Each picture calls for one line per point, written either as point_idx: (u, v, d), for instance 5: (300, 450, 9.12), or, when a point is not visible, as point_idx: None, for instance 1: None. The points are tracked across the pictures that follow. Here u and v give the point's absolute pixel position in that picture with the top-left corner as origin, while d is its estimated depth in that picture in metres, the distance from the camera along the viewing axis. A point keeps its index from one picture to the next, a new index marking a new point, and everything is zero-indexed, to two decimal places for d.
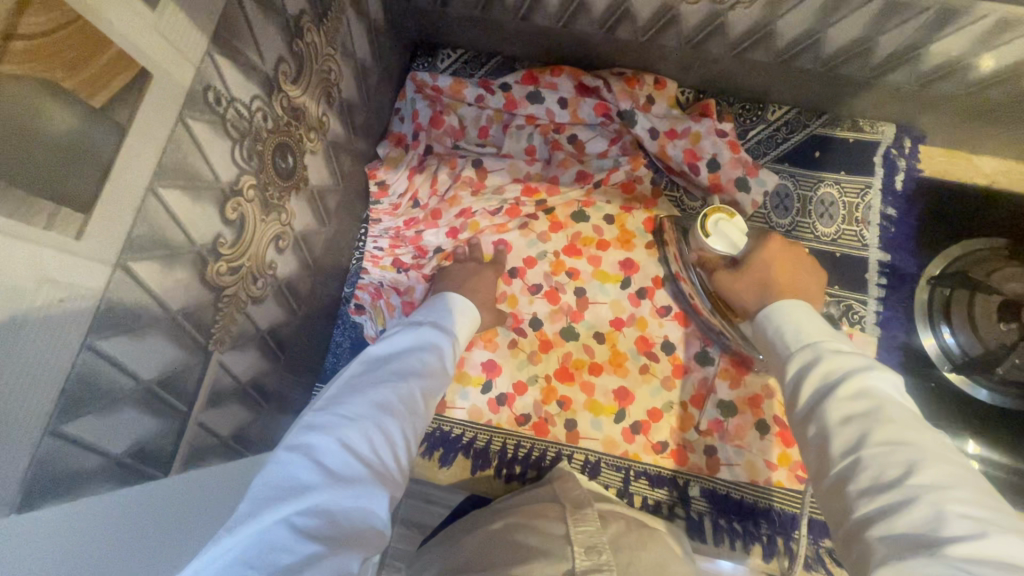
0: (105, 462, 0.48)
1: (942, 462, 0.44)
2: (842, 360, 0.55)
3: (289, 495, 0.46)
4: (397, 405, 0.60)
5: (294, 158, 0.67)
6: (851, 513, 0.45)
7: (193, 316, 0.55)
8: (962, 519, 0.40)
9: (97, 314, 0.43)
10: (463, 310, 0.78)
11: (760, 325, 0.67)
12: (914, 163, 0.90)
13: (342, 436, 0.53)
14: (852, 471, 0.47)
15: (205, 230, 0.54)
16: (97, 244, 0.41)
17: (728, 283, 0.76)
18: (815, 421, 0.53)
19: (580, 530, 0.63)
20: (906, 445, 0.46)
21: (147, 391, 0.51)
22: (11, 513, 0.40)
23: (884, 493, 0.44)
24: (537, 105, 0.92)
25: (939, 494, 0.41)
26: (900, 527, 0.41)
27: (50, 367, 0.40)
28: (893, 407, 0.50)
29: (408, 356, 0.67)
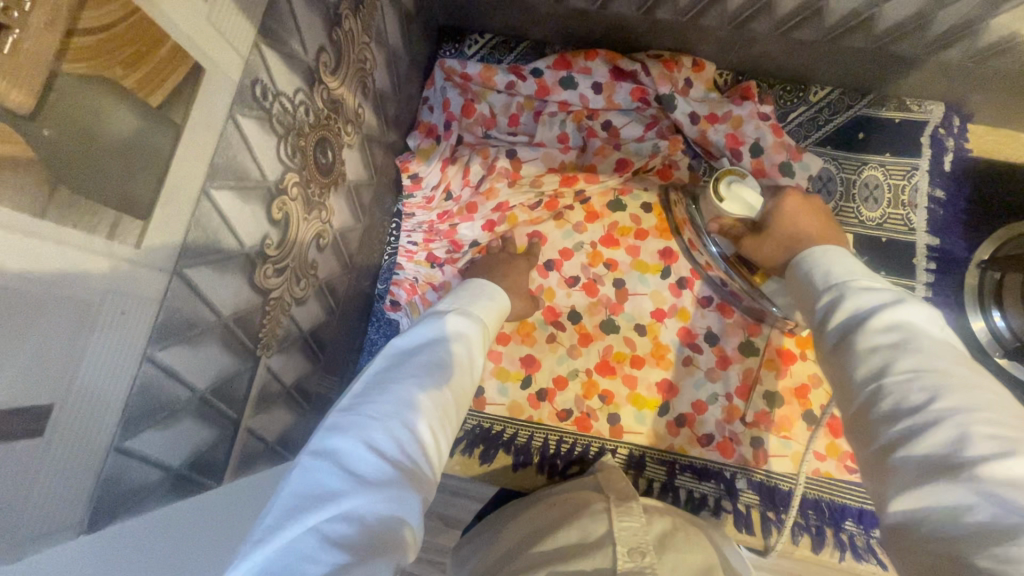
0: (165, 476, 0.47)
1: (974, 387, 0.41)
2: (872, 295, 0.51)
3: (316, 500, 0.42)
4: (427, 400, 0.54)
5: (333, 152, 0.65)
6: (872, 440, 0.43)
7: (243, 320, 0.53)
8: (989, 439, 0.37)
9: (157, 325, 0.41)
10: (491, 296, 0.74)
11: (788, 268, 0.62)
12: (962, 143, 0.87)
13: (367, 435, 0.48)
14: (875, 400, 0.44)
15: (253, 231, 0.51)
16: (154, 251, 0.39)
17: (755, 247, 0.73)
18: (840, 357, 0.49)
19: (622, 527, 0.59)
20: (932, 370, 0.42)
21: (203, 400, 0.49)
22: (80, 534, 0.38)
23: (907, 417, 0.41)
24: (571, 90, 0.89)
25: (967, 414, 0.38)
26: (923, 453, 0.38)
27: (116, 380, 0.38)
28: (926, 339, 0.46)
29: (435, 348, 0.61)
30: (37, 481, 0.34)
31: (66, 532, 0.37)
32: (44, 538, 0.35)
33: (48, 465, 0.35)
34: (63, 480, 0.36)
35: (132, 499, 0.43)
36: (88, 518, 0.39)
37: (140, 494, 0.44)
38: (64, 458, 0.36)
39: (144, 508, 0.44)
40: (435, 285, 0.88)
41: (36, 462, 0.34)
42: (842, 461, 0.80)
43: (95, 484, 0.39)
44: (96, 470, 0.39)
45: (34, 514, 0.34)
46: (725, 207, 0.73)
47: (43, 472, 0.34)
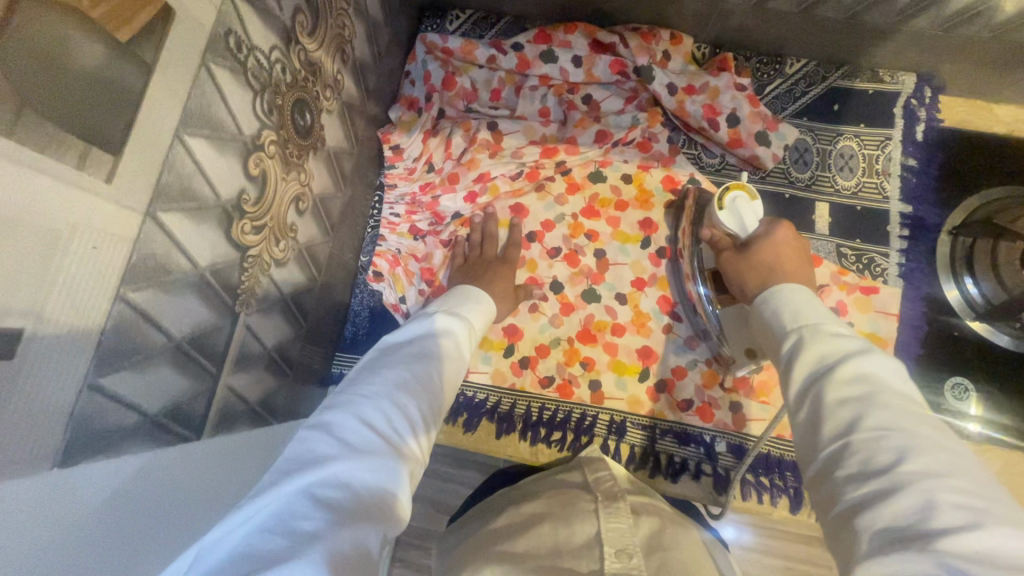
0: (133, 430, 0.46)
1: (939, 452, 0.39)
2: (838, 343, 0.50)
3: (308, 464, 0.41)
4: (415, 385, 0.54)
5: (312, 115, 0.65)
6: (836, 502, 0.40)
7: (220, 274, 0.53)
8: (956, 509, 0.35)
9: (130, 265, 0.42)
10: (478, 301, 0.74)
11: (755, 308, 0.63)
12: (934, 113, 0.89)
13: (360, 411, 0.48)
14: (839, 459, 0.42)
15: (229, 184, 0.52)
16: (126, 189, 0.40)
17: (732, 262, 0.72)
18: (806, 408, 0.47)
19: (611, 526, 0.55)
20: (899, 430, 0.41)
21: (180, 349, 0.50)
22: (56, 467, 0.39)
23: (871, 480, 0.39)
24: (551, 64, 0.90)
25: (932, 481, 0.37)
26: (887, 517, 0.36)
27: (87, 316, 0.39)
28: (891, 395, 0.44)
29: (427, 339, 0.61)
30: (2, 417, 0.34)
31: (43, 464, 0.37)
32: (22, 468, 0.36)
33: (21, 390, 0.35)
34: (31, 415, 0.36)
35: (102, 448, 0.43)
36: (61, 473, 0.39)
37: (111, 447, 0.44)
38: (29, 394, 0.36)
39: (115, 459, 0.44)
40: (418, 257, 0.89)
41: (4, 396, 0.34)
42: None
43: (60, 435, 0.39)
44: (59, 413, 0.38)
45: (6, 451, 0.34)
46: (722, 216, 0.74)
47: (17, 395, 0.34)
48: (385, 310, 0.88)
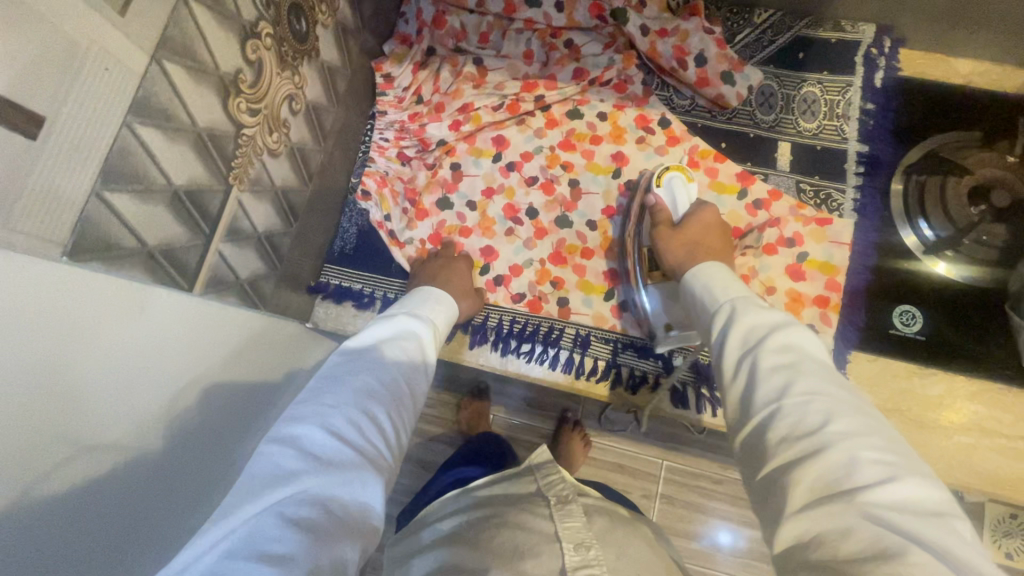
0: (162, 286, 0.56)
1: (856, 412, 0.46)
2: (765, 317, 0.56)
3: (278, 481, 0.45)
4: (380, 392, 0.58)
5: (307, 23, 0.73)
6: (766, 462, 0.46)
7: (216, 140, 0.60)
8: (874, 464, 0.42)
9: (136, 98, 0.49)
10: (441, 297, 0.80)
11: (685, 287, 0.70)
12: (892, 63, 0.95)
13: (326, 421, 0.51)
14: (773, 420, 0.47)
15: (227, 59, 0.59)
16: (135, 28, 0.47)
17: (666, 236, 0.80)
18: (741, 377, 0.52)
19: (567, 525, 0.58)
20: (824, 394, 0.47)
21: (176, 196, 0.57)
22: (63, 259, 0.45)
23: (801, 440, 0.45)
24: (535, 8, 0.97)
25: (854, 440, 0.43)
26: (813, 475, 0.42)
27: (98, 130, 0.46)
28: (813, 363, 0.51)
29: (388, 349, 0.65)
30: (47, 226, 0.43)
31: (49, 250, 0.43)
32: (30, 245, 0.42)
33: (38, 171, 0.41)
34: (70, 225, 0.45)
35: (143, 303, 0.53)
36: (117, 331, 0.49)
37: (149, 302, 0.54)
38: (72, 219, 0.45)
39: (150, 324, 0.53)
40: (404, 179, 0.97)
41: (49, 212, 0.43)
42: None
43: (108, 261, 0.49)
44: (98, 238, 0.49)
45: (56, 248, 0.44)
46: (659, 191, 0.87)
47: (37, 176, 0.41)
48: (372, 228, 0.95)
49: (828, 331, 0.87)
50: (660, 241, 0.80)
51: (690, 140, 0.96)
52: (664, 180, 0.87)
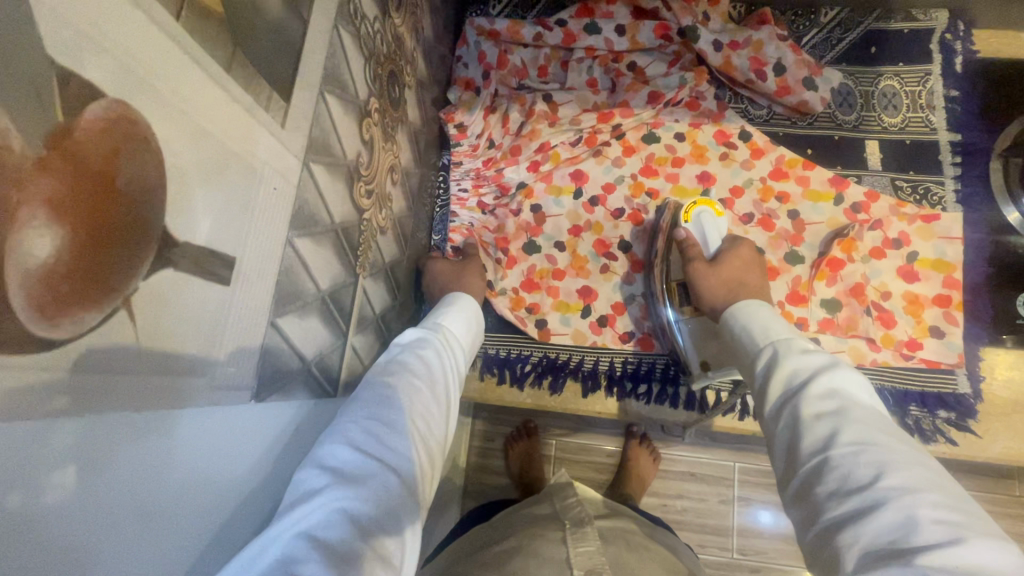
0: (226, 425, 0.38)
1: (914, 464, 0.40)
2: (808, 359, 0.51)
3: (295, 505, 0.39)
4: (411, 390, 0.51)
5: (399, 88, 0.69)
6: (815, 520, 0.41)
7: (347, 233, 0.56)
8: (937, 525, 0.36)
9: (293, 212, 0.45)
10: (464, 308, 0.70)
11: (724, 324, 0.65)
12: (969, 45, 0.92)
13: (355, 434, 0.45)
14: (818, 474, 0.43)
15: (351, 145, 0.55)
16: (292, 135, 0.43)
17: (702, 274, 0.74)
18: (783, 425, 0.48)
19: (579, 551, 0.60)
20: (876, 444, 0.42)
21: (324, 301, 0.52)
22: (250, 401, 0.41)
23: (852, 496, 0.40)
24: (595, 35, 0.93)
25: (912, 498, 0.38)
26: (868, 535, 0.37)
27: (271, 255, 0.42)
28: (862, 408, 0.46)
29: (407, 352, 0.55)
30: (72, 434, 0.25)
31: (233, 395, 0.39)
32: (216, 397, 0.37)
33: (233, 316, 0.37)
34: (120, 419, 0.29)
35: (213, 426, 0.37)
36: (147, 555, 0.30)
37: (205, 477, 0.35)
38: (127, 409, 0.29)
39: (204, 507, 0.35)
40: (491, 229, 0.94)
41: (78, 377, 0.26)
42: (898, 349, 0.85)
43: (149, 439, 0.31)
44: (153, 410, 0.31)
45: (80, 464, 0.26)
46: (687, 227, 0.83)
47: (231, 319, 0.37)
48: None
49: (956, 331, 0.84)
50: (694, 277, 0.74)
51: (775, 151, 0.93)
52: (693, 217, 0.83)
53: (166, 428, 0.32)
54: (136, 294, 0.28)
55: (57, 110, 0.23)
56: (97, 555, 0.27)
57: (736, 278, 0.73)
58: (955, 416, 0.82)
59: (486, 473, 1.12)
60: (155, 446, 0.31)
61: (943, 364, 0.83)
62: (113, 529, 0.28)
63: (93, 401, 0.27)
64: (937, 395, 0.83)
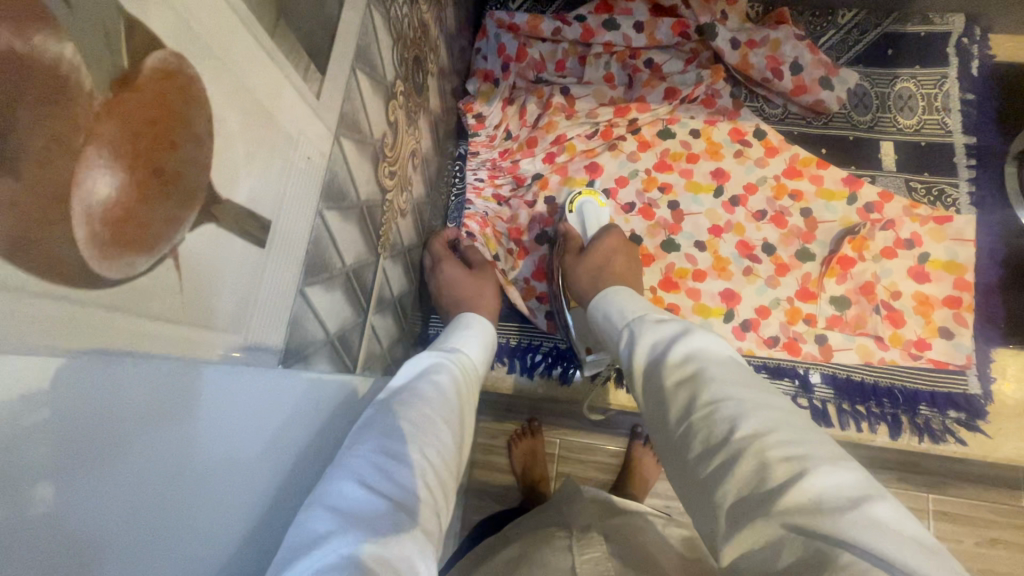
0: (246, 419, 0.36)
1: (763, 407, 0.43)
2: (661, 332, 0.56)
3: (298, 552, 0.34)
4: (415, 425, 0.48)
5: (423, 74, 0.70)
6: (694, 482, 0.43)
7: (371, 212, 0.57)
8: (785, 460, 0.38)
9: (324, 183, 0.45)
10: (471, 334, 0.69)
11: (594, 311, 0.69)
12: (986, 50, 0.93)
13: (359, 471, 0.41)
14: (689, 438, 0.45)
15: (377, 125, 0.56)
16: (326, 108, 0.44)
17: (573, 264, 0.80)
18: (658, 400, 0.51)
19: (585, 559, 0.59)
20: (729, 397, 0.44)
21: (348, 276, 0.53)
22: (279, 367, 0.42)
23: (716, 454, 0.41)
24: (614, 32, 0.94)
25: (762, 439, 0.40)
26: (737, 486, 0.39)
27: (303, 224, 0.42)
28: (715, 365, 0.49)
29: (426, 378, 0.56)
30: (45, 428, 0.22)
31: (263, 358, 0.40)
32: (250, 358, 0.38)
33: (265, 278, 0.38)
34: (150, 384, 0.28)
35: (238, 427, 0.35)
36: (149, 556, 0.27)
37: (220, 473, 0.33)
38: (140, 389, 0.27)
39: (218, 510, 0.33)
40: (505, 218, 0.94)
41: (69, 372, 0.23)
42: (906, 349, 0.85)
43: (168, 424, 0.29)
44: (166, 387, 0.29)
45: (63, 480, 0.23)
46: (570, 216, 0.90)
47: (264, 281, 0.38)
48: None
49: (965, 332, 0.84)
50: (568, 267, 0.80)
51: (789, 149, 0.94)
52: (577, 206, 0.89)
53: (176, 416, 0.30)
54: (183, 246, 0.29)
55: (124, 56, 0.24)
56: (106, 554, 0.25)
57: (602, 265, 0.79)
58: (964, 417, 0.82)
59: None
60: (166, 433, 0.29)
61: (951, 365, 0.84)
62: (117, 529, 0.25)
63: (111, 378, 0.25)
64: (948, 395, 0.83)
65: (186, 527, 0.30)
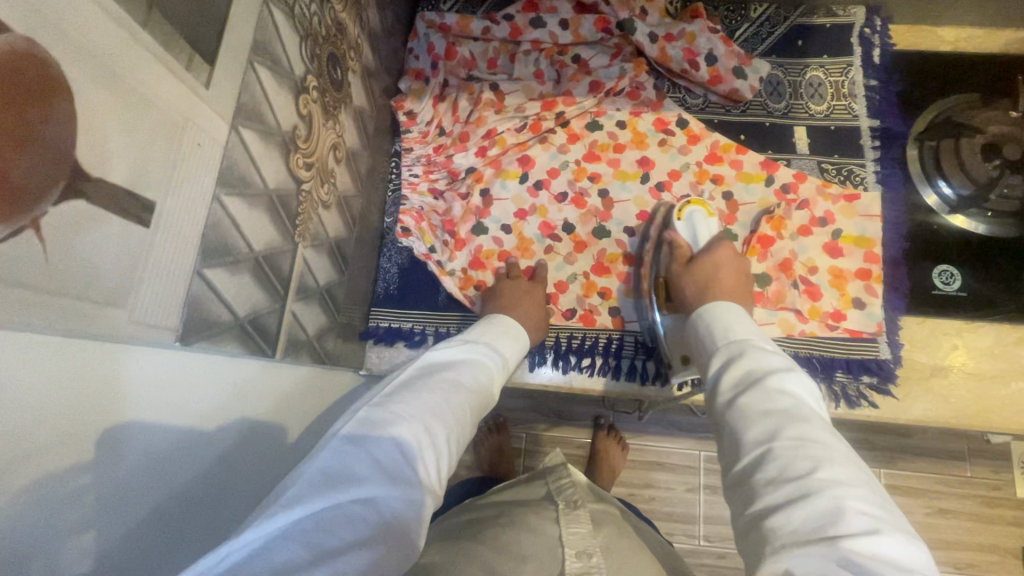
0: (161, 418, 0.42)
1: (847, 462, 0.45)
2: (765, 359, 0.55)
3: (332, 483, 0.40)
4: (452, 413, 0.52)
5: (341, 71, 0.73)
6: (751, 505, 0.45)
7: (284, 201, 0.59)
8: (860, 515, 0.40)
9: (220, 170, 0.48)
10: (511, 333, 0.74)
11: (693, 322, 0.67)
12: (886, 39, 1.00)
13: (400, 431, 0.46)
14: (761, 462, 0.46)
15: (286, 118, 0.58)
16: (218, 99, 0.46)
17: (682, 272, 0.79)
18: (733, 421, 0.51)
19: (571, 532, 0.61)
20: (817, 442, 0.46)
21: (257, 261, 0.55)
22: (176, 345, 0.44)
23: (790, 484, 0.43)
24: (540, 29, 0.98)
25: (843, 490, 0.42)
26: (798, 520, 0.41)
27: (194, 209, 0.44)
28: (809, 412, 0.49)
29: (464, 369, 0.60)
30: (24, 516, 0.31)
31: (157, 337, 0.41)
32: (141, 334, 0.40)
33: (154, 259, 0.40)
34: (43, 389, 0.32)
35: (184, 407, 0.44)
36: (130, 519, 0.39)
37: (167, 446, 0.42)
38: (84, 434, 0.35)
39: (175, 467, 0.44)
40: (440, 212, 0.98)
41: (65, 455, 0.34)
42: (824, 320, 0.90)
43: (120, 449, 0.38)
44: (44, 405, 0.32)
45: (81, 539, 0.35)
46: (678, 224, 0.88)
47: (151, 262, 0.40)
48: (418, 261, 0.95)
49: (876, 302, 0.89)
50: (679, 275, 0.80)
51: (710, 136, 0.98)
52: (685, 214, 0.88)
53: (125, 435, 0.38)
54: (45, 219, 0.31)
55: None
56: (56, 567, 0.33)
57: (709, 277, 0.77)
58: (877, 381, 0.87)
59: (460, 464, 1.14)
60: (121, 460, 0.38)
61: (865, 333, 0.88)
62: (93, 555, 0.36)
63: (48, 426, 0.32)
64: (861, 361, 0.88)
65: (86, 528, 0.35)
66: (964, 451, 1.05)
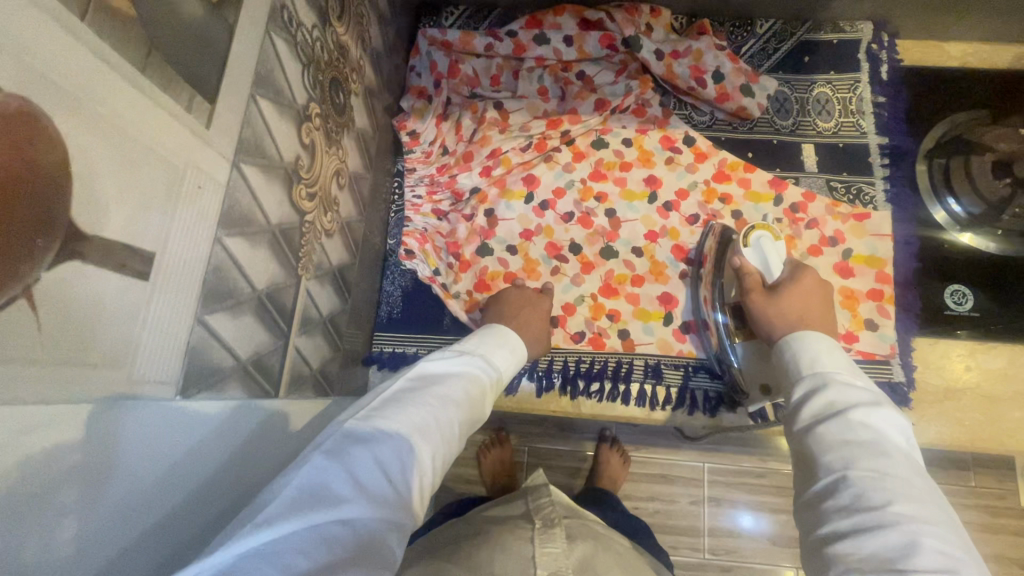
0: (161, 432, 0.39)
1: (927, 497, 0.42)
2: (852, 388, 0.51)
3: (315, 502, 0.37)
4: (440, 430, 0.48)
5: (344, 95, 0.71)
6: (818, 528, 0.43)
7: (287, 234, 0.57)
8: (937, 554, 0.38)
9: (221, 212, 0.45)
10: (513, 349, 0.69)
11: (778, 352, 0.60)
12: (893, 54, 0.99)
13: (384, 447, 0.43)
14: (832, 489, 0.44)
15: (288, 149, 0.56)
16: (220, 138, 0.44)
17: (762, 304, 0.72)
18: (804, 443, 0.48)
19: (546, 551, 0.55)
20: (897, 475, 0.43)
21: (259, 300, 0.53)
22: (176, 397, 0.41)
23: (861, 512, 0.41)
24: (544, 46, 0.96)
25: (919, 526, 0.39)
26: (867, 551, 0.39)
27: (192, 254, 0.42)
28: (896, 450, 0.45)
29: (456, 381, 0.55)
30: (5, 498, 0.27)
31: (154, 391, 0.39)
32: (141, 389, 0.38)
33: (153, 310, 0.38)
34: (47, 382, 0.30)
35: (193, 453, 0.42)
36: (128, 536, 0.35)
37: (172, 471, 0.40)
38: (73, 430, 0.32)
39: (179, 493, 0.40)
40: (444, 233, 0.96)
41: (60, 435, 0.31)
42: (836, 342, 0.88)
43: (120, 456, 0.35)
44: (41, 455, 0.30)
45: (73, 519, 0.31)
46: (746, 251, 0.81)
47: (148, 317, 0.37)
48: (422, 284, 0.93)
49: (888, 324, 0.88)
50: (754, 305, 0.73)
51: (718, 155, 0.97)
52: (752, 240, 0.82)
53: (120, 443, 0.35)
54: (37, 288, 0.29)
55: None
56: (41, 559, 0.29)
57: (800, 312, 0.70)
58: None
59: (462, 484, 1.12)
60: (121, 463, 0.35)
61: (878, 355, 0.87)
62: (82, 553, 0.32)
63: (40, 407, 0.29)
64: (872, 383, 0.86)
65: (81, 535, 0.32)
66: (972, 462, 1.04)
